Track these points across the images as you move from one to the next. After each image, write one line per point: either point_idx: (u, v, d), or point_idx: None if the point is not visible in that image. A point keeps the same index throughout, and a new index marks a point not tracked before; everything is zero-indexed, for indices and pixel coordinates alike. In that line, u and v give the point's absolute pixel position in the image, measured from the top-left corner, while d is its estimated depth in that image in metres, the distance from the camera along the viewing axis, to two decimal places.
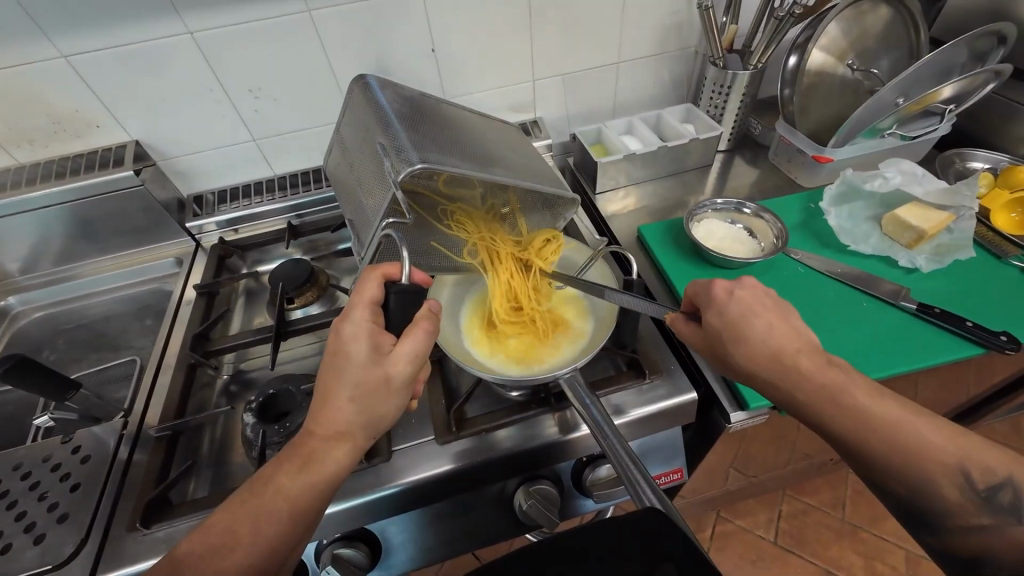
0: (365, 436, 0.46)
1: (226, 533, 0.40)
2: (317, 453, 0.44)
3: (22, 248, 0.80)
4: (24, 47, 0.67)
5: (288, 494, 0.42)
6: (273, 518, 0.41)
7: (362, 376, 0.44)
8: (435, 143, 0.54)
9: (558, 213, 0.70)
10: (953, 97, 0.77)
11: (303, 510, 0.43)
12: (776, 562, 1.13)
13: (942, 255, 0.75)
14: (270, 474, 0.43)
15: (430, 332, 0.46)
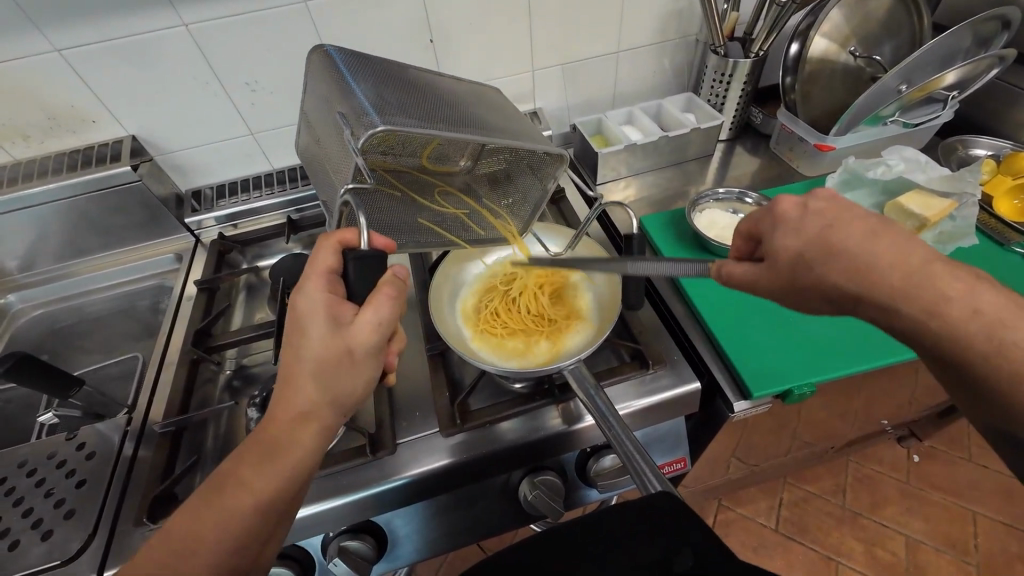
0: (336, 412, 0.44)
1: (187, 539, 0.37)
2: (281, 441, 0.41)
3: (20, 246, 0.80)
4: (16, 41, 0.66)
5: (252, 487, 0.39)
6: (240, 513, 0.38)
7: (324, 352, 0.41)
8: (398, 104, 0.51)
9: (544, 175, 0.67)
10: (956, 83, 0.76)
11: (270, 503, 0.40)
12: (777, 550, 1.14)
13: (945, 243, 0.75)
14: (235, 466, 0.40)
15: (394, 297, 0.43)
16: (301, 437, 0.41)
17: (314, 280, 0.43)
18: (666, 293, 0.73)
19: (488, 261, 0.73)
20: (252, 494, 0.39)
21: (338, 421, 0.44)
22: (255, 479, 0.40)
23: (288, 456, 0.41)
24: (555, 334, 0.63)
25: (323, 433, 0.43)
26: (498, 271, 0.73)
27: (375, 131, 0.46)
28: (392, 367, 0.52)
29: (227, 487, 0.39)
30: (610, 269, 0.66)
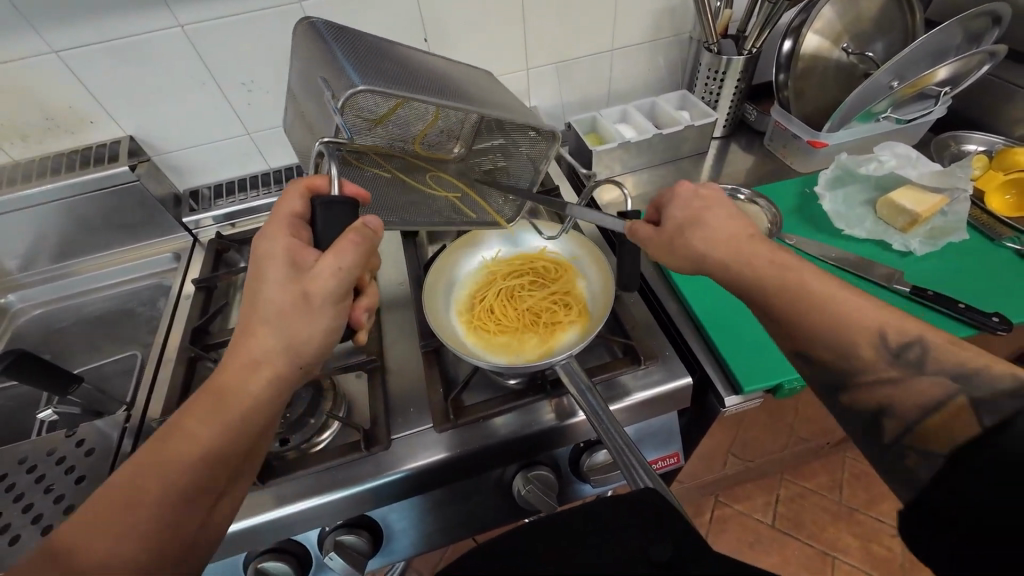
0: (290, 360, 0.44)
1: (131, 487, 0.39)
2: (231, 387, 0.42)
3: (20, 246, 0.80)
4: (14, 42, 0.67)
5: (197, 436, 0.41)
6: (184, 463, 0.40)
7: (280, 295, 0.42)
8: (383, 71, 0.50)
9: (537, 154, 0.65)
10: (947, 79, 0.77)
11: (215, 453, 0.41)
12: (773, 545, 1.15)
13: (936, 238, 0.75)
14: (191, 412, 0.42)
15: (358, 245, 0.43)
16: (252, 385, 0.42)
17: (279, 223, 0.45)
18: (660, 288, 0.73)
19: (481, 257, 0.74)
20: (199, 445, 0.41)
21: (294, 370, 0.44)
22: (210, 429, 0.41)
23: (237, 402, 0.42)
24: (547, 330, 0.64)
25: (274, 378, 0.43)
26: (491, 267, 0.74)
27: (355, 90, 0.45)
28: (359, 324, 0.50)
29: (188, 446, 0.40)
30: (604, 266, 0.67)
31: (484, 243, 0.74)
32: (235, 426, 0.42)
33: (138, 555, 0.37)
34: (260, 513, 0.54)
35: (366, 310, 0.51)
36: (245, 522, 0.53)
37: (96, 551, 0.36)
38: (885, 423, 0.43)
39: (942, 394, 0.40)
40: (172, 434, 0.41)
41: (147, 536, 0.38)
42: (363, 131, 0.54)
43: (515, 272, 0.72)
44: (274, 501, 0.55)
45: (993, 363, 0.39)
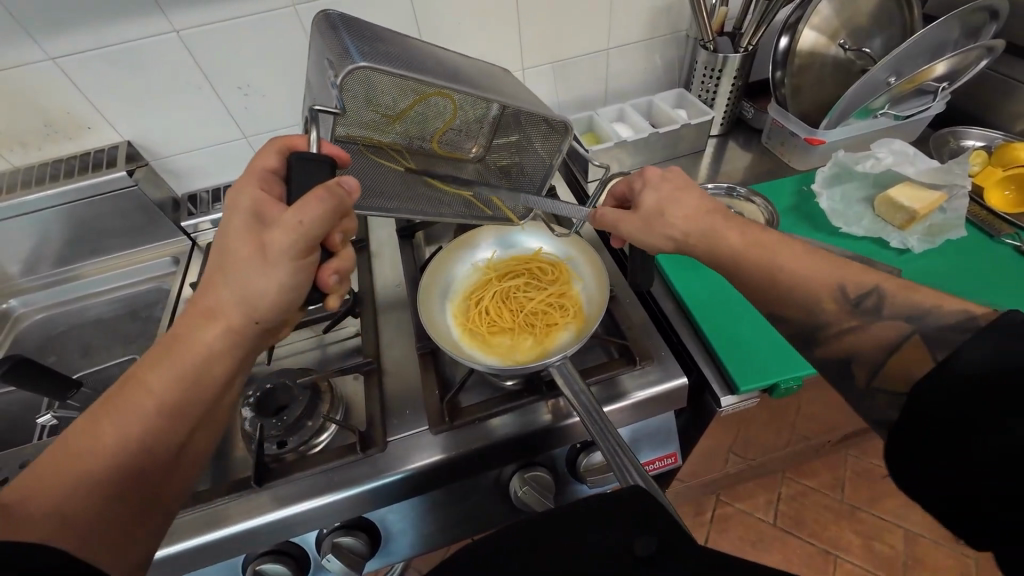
0: (245, 314, 0.45)
1: (84, 438, 0.38)
2: (183, 334, 0.44)
3: (21, 251, 0.81)
4: (13, 50, 0.67)
5: (152, 388, 0.41)
6: (138, 413, 0.40)
7: (241, 242, 0.44)
8: (388, 51, 0.50)
9: (554, 143, 0.65)
10: (946, 74, 0.76)
11: (172, 404, 0.42)
12: (774, 544, 1.14)
13: (934, 235, 0.75)
14: (145, 366, 0.43)
15: (325, 205, 0.41)
16: (204, 335, 0.44)
17: (251, 176, 0.48)
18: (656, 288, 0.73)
19: (476, 258, 0.74)
20: (154, 396, 0.41)
21: (247, 324, 0.45)
22: (164, 379, 0.42)
23: (190, 352, 0.43)
24: (542, 332, 0.64)
25: (228, 331, 0.45)
26: (487, 269, 0.74)
27: (355, 65, 0.45)
28: (327, 287, 0.47)
29: (142, 397, 0.41)
30: (599, 267, 0.67)
31: (479, 245, 0.74)
32: (189, 377, 0.43)
33: (91, 503, 0.36)
34: (258, 515, 0.54)
35: (336, 272, 0.48)
36: (243, 525, 0.54)
37: (46, 499, 0.35)
38: (858, 371, 0.43)
39: (898, 335, 0.41)
40: (124, 387, 0.41)
41: (101, 484, 0.37)
42: (374, 120, 0.57)
43: (510, 273, 0.72)
44: (272, 503, 0.55)
45: (947, 302, 0.40)
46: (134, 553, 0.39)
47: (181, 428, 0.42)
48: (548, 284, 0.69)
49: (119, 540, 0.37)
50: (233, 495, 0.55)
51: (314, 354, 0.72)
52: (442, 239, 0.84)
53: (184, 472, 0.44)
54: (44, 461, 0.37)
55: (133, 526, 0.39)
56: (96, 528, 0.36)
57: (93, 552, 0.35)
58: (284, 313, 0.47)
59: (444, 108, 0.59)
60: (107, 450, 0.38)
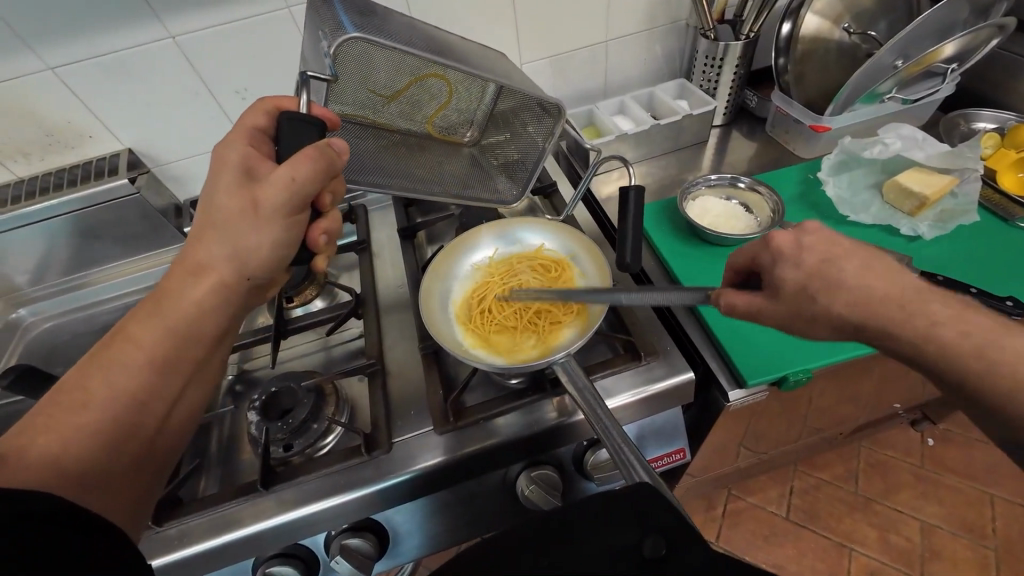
0: (237, 270, 0.46)
1: (74, 389, 0.38)
2: (171, 290, 0.45)
3: (30, 259, 0.81)
4: (12, 61, 0.68)
5: (139, 340, 0.42)
6: (123, 365, 0.40)
7: (229, 206, 0.45)
8: (382, 26, 0.52)
9: (547, 127, 0.67)
10: (955, 55, 0.75)
11: (160, 358, 0.42)
12: (788, 538, 1.13)
13: (945, 221, 0.74)
14: (135, 318, 0.43)
15: (316, 163, 0.44)
16: (194, 290, 0.45)
17: (241, 135, 0.50)
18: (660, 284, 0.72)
19: (480, 256, 0.74)
20: (145, 350, 0.41)
21: (238, 280, 0.47)
22: (155, 334, 0.42)
23: (177, 310, 0.44)
24: (545, 331, 0.63)
25: (218, 288, 0.46)
26: (489, 266, 0.73)
27: (346, 35, 0.49)
28: (317, 247, 0.52)
29: (133, 351, 0.41)
30: (601, 262, 0.66)
31: (482, 243, 0.74)
32: (181, 334, 0.44)
33: (92, 455, 0.37)
34: (264, 520, 0.54)
35: (325, 233, 0.52)
36: (250, 529, 0.54)
37: (48, 448, 0.35)
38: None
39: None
40: (113, 340, 0.41)
41: (101, 432, 0.38)
42: (367, 99, 0.59)
43: (513, 271, 0.72)
44: (278, 507, 0.55)
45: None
46: (134, 503, 0.40)
47: (174, 383, 0.43)
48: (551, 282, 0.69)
49: (121, 487, 0.38)
50: (239, 500, 0.55)
51: (318, 356, 0.72)
52: (444, 238, 0.84)
53: (172, 434, 0.44)
54: (36, 412, 0.36)
55: (134, 476, 0.40)
56: (102, 475, 0.37)
57: (98, 500, 0.37)
58: (273, 273, 0.49)
59: (437, 89, 0.61)
60: (101, 403, 0.38)
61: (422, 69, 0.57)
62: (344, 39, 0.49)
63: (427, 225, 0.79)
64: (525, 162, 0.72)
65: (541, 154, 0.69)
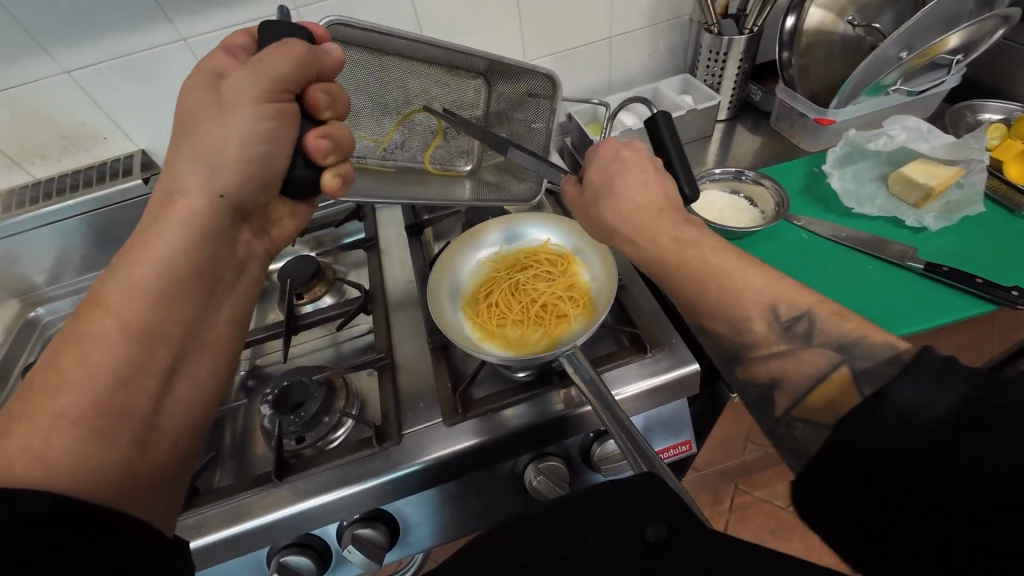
0: (206, 188, 0.44)
1: (49, 369, 0.36)
2: (134, 249, 0.42)
3: (47, 259, 0.83)
4: (28, 65, 0.69)
5: (111, 306, 0.39)
6: (100, 338, 0.38)
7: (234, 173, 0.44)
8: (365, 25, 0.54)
9: (543, 110, 0.67)
10: (960, 46, 0.75)
11: (139, 328, 0.40)
12: (795, 532, 1.13)
13: (951, 212, 0.74)
14: (100, 290, 0.40)
15: (287, 45, 0.42)
16: (166, 240, 0.43)
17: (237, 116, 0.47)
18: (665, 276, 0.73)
19: (485, 252, 0.75)
20: (117, 316, 0.39)
21: (211, 196, 0.44)
22: (126, 299, 0.40)
23: (149, 260, 0.42)
24: (552, 325, 0.64)
25: (189, 223, 0.44)
26: (495, 262, 0.74)
27: (321, 26, 0.48)
28: (316, 153, 0.46)
29: (107, 320, 0.39)
30: (606, 255, 0.68)
31: (488, 238, 0.75)
32: (155, 297, 0.42)
33: (80, 447, 0.34)
34: (280, 509, 0.55)
35: (325, 139, 0.46)
36: (264, 519, 0.55)
37: (26, 438, 0.32)
38: (775, 397, 0.39)
39: (832, 365, 0.37)
40: (82, 313, 0.39)
41: (88, 423, 0.35)
42: (369, 150, 0.60)
43: (519, 266, 0.73)
44: (292, 497, 0.56)
45: (872, 333, 0.36)
46: (141, 488, 0.37)
47: (158, 352, 0.41)
48: (557, 277, 0.70)
49: (122, 469, 0.36)
50: (253, 490, 0.56)
51: (329, 351, 0.73)
52: (450, 235, 0.85)
53: (172, 423, 0.41)
54: (14, 410, 0.34)
55: (134, 457, 0.37)
56: (96, 457, 0.34)
57: (111, 496, 0.34)
58: (249, 191, 0.46)
59: (426, 123, 0.63)
60: (78, 385, 0.36)
61: (407, 104, 0.61)
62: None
63: (434, 222, 0.81)
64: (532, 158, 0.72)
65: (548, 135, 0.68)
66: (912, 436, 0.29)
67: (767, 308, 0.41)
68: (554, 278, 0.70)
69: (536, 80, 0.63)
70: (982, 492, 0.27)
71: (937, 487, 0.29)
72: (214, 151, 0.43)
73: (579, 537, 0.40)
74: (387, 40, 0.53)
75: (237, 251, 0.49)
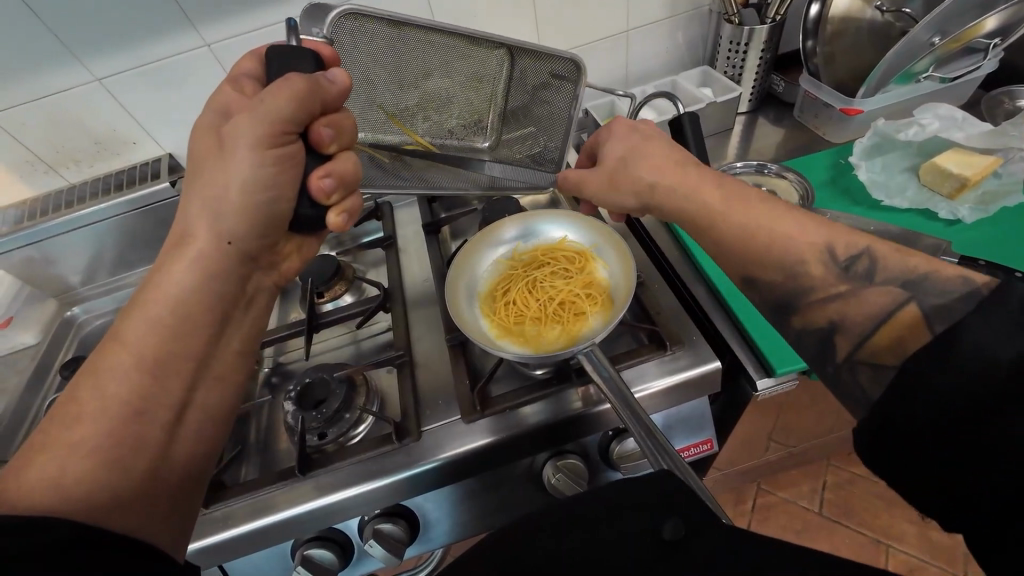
0: (213, 232, 0.45)
1: (66, 401, 0.38)
2: (152, 282, 0.43)
3: (80, 261, 0.86)
4: (63, 74, 0.72)
5: (129, 346, 0.41)
6: (115, 376, 0.39)
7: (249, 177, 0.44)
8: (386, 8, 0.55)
9: (566, 97, 0.65)
10: (997, 30, 0.72)
11: (150, 359, 0.41)
12: (822, 533, 1.11)
13: (989, 203, 0.71)
14: (117, 328, 0.42)
15: (288, 80, 0.42)
16: (177, 275, 0.43)
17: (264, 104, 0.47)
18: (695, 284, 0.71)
19: (502, 249, 0.75)
20: (129, 350, 0.41)
21: (220, 244, 0.45)
22: (141, 334, 0.41)
23: (157, 297, 0.43)
24: (569, 321, 0.65)
25: (202, 264, 0.44)
26: (511, 259, 0.74)
27: (333, 17, 0.50)
28: (319, 193, 0.46)
29: (121, 355, 0.40)
30: (624, 251, 0.67)
31: (503, 236, 0.75)
32: (169, 331, 0.42)
33: (91, 474, 0.35)
34: (304, 503, 0.57)
35: (331, 178, 0.46)
36: (288, 512, 0.56)
37: (49, 466, 0.34)
38: (836, 342, 0.41)
39: (889, 316, 0.38)
40: (102, 352, 0.41)
41: (102, 453, 0.36)
42: (382, 121, 0.61)
43: (535, 263, 0.72)
44: (317, 491, 0.57)
45: (942, 267, 0.38)
46: (156, 511, 0.38)
47: (166, 384, 0.41)
48: (575, 274, 0.70)
49: (138, 496, 0.37)
50: (277, 485, 0.57)
51: (349, 350, 0.75)
52: (468, 233, 0.85)
53: (190, 436, 0.42)
54: (38, 438, 0.36)
55: (147, 484, 0.38)
56: (109, 484, 0.36)
57: (122, 522, 0.35)
58: (259, 235, 0.47)
59: (446, 108, 0.65)
60: (92, 420, 0.37)
61: (422, 85, 0.61)
62: (331, 21, 0.51)
63: (450, 221, 0.81)
64: (553, 145, 0.70)
65: (568, 121, 0.67)
66: (951, 405, 0.30)
67: (823, 251, 0.42)
68: (572, 276, 0.69)
69: (559, 63, 0.61)
70: (1001, 464, 0.29)
71: (955, 447, 0.30)
72: (230, 155, 0.43)
73: (593, 531, 0.39)
74: (401, 22, 0.53)
75: (266, 263, 0.50)
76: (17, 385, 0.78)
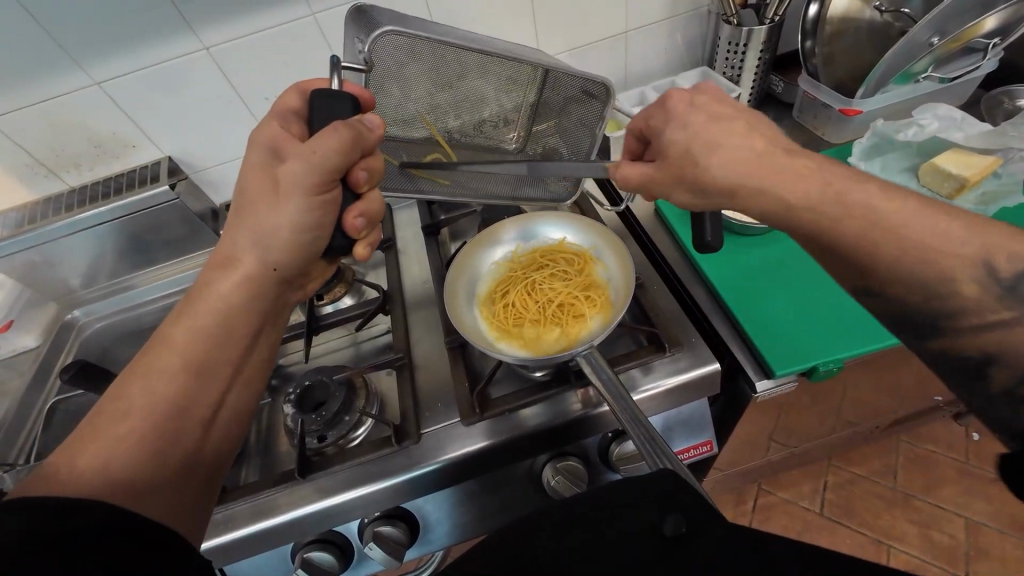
0: (249, 257, 0.45)
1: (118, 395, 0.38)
2: (198, 291, 0.44)
3: (81, 264, 0.86)
4: (62, 78, 0.72)
5: (179, 346, 0.41)
6: (163, 370, 0.40)
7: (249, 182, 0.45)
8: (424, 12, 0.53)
9: (594, 115, 0.65)
10: (996, 29, 0.72)
11: (198, 359, 0.41)
12: (822, 533, 1.11)
13: (989, 203, 0.71)
14: (167, 330, 0.42)
15: (337, 130, 0.42)
16: (223, 287, 0.44)
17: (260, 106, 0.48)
18: (694, 287, 0.71)
19: (501, 250, 0.75)
20: (179, 352, 0.41)
21: (265, 271, 0.45)
22: (192, 337, 0.41)
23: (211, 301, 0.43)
24: (569, 323, 0.65)
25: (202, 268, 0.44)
26: (511, 261, 0.74)
27: (379, 32, 0.49)
28: (353, 229, 0.46)
29: (169, 354, 0.40)
30: (623, 253, 0.67)
31: (502, 237, 0.75)
32: (217, 335, 0.43)
33: (127, 465, 0.35)
34: (306, 505, 0.57)
35: (362, 216, 0.46)
36: (290, 514, 0.56)
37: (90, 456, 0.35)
38: (993, 373, 0.37)
39: None
40: (151, 350, 0.41)
41: (143, 443, 0.37)
42: (415, 118, 0.62)
43: (534, 265, 0.73)
44: (317, 493, 0.57)
45: None
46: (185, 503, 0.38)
47: (207, 386, 0.41)
48: (574, 275, 0.70)
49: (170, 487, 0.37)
50: (278, 487, 0.58)
51: (349, 351, 0.75)
52: (468, 234, 0.85)
53: (223, 435, 0.42)
54: (82, 429, 0.36)
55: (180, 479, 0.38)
56: (144, 476, 0.36)
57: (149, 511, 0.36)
58: (303, 262, 0.47)
59: (474, 110, 0.64)
60: (143, 409, 0.38)
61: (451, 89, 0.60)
62: (378, 33, 0.50)
63: (450, 223, 0.81)
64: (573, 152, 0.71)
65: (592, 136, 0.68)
66: None
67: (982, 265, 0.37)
68: (571, 278, 0.69)
69: (590, 82, 0.60)
70: None
71: None
72: None
73: (594, 531, 0.39)
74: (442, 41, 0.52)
75: None
76: (19, 388, 0.78)
